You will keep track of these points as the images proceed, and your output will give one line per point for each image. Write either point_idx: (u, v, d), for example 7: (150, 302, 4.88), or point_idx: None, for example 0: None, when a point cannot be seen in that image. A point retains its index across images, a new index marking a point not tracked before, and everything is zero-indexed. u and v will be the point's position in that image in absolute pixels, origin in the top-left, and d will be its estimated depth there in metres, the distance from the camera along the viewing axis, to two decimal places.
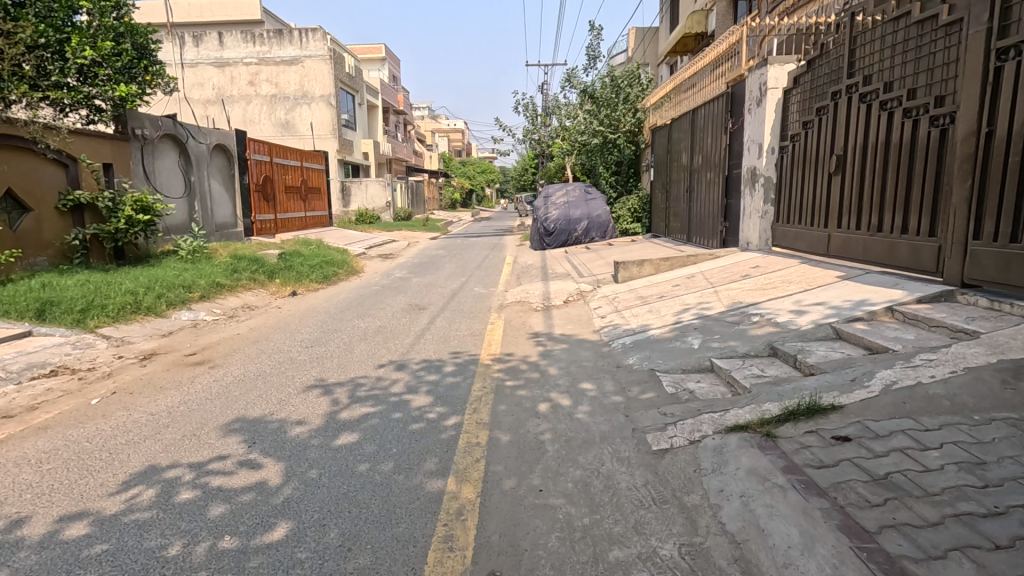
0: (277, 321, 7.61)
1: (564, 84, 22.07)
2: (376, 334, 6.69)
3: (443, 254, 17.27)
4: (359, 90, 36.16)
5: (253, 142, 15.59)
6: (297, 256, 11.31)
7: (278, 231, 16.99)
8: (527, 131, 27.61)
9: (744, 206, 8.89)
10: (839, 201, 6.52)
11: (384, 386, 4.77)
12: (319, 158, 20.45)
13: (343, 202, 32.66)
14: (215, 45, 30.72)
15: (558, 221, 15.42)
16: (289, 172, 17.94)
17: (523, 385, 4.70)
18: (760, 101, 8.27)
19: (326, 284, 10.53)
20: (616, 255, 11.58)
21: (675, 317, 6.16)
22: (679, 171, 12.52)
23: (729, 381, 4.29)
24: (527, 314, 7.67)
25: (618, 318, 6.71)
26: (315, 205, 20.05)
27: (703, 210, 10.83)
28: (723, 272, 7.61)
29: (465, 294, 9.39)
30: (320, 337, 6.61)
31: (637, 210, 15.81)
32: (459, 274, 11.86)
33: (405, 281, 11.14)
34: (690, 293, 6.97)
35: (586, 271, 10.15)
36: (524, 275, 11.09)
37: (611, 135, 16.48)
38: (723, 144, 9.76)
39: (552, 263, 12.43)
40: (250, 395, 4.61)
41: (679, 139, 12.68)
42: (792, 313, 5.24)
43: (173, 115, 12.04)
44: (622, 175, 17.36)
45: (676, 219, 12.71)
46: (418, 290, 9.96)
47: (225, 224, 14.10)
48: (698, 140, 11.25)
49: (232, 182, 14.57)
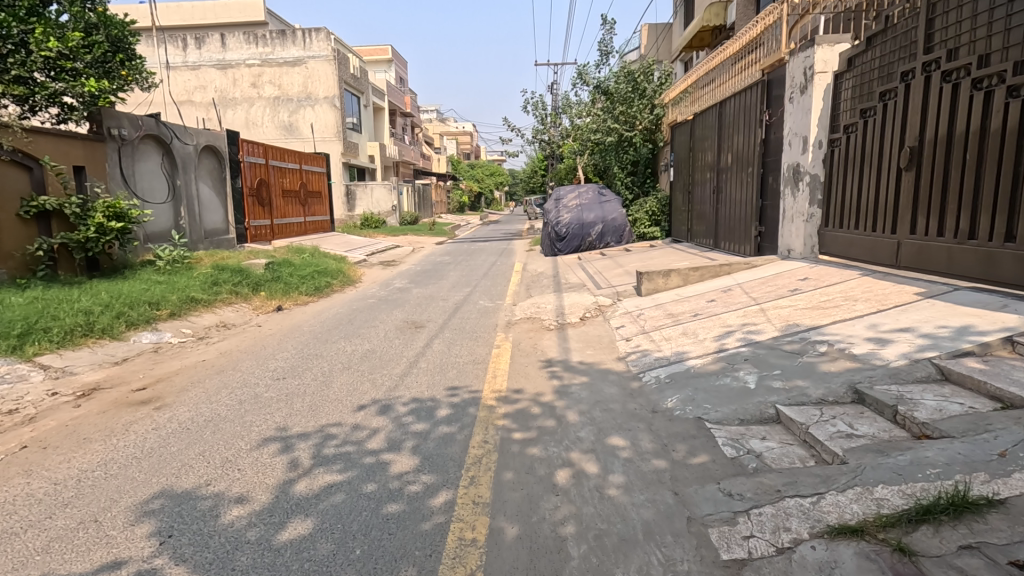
0: (252, 343, 6.67)
1: (575, 82, 21.13)
2: (361, 360, 5.71)
3: (448, 260, 16.31)
4: (365, 92, 35.46)
5: (247, 144, 14.78)
6: (287, 265, 10.40)
7: (275, 236, 16.17)
8: (537, 131, 26.66)
9: (784, 208, 7.83)
10: (911, 202, 5.46)
11: (359, 440, 3.78)
12: (319, 160, 19.61)
13: (348, 206, 31.90)
14: (217, 47, 30.20)
15: (570, 225, 14.40)
16: (287, 176, 17.11)
17: (535, 440, 3.68)
18: (805, 88, 7.22)
19: (317, 297, 9.60)
20: (636, 263, 10.55)
21: (716, 343, 5.12)
22: (704, 170, 11.46)
23: (806, 440, 3.25)
24: (538, 334, 6.66)
25: (646, 341, 5.67)
26: (315, 209, 19.22)
27: (733, 213, 9.78)
28: (766, 285, 6.55)
29: (468, 309, 8.41)
30: (296, 365, 5.64)
31: (656, 213, 14.77)
32: (464, 284, 10.90)
33: (405, 293, 10.20)
34: (731, 312, 5.92)
35: (605, 281, 9.13)
36: (534, 286, 10.12)
37: (627, 133, 15.45)
38: (756, 138, 8.69)
39: (564, 272, 11.42)
40: (188, 453, 3.64)
41: (703, 135, 11.63)
42: (872, 342, 4.18)
43: (157, 115, 11.18)
44: (639, 176, 16.29)
45: (701, 223, 11.66)
46: (417, 304, 9.02)
47: (214, 230, 13.28)
48: (725, 135, 10.21)
49: (222, 186, 13.73)
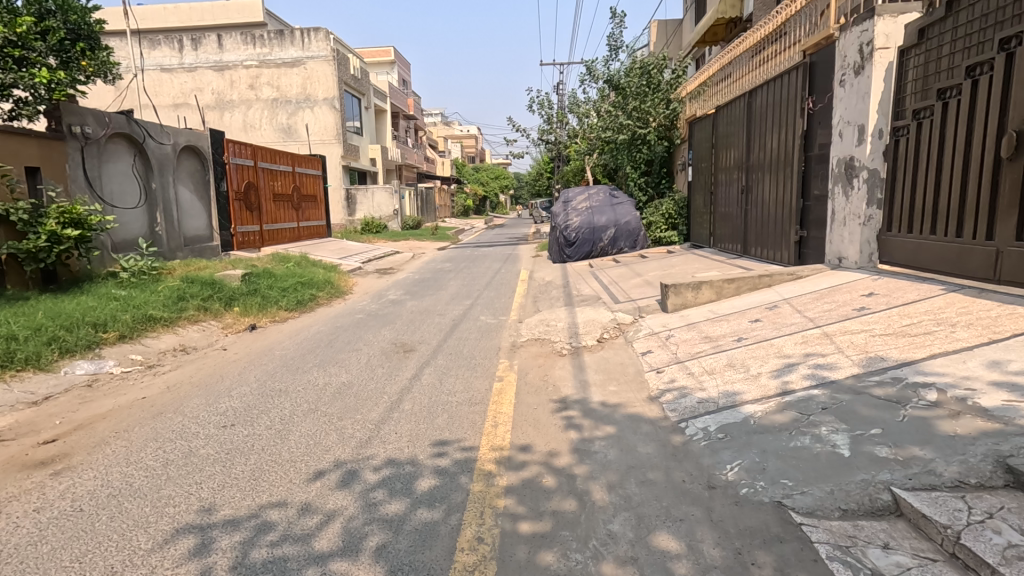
0: (211, 372, 5.65)
1: (584, 79, 20.09)
2: (333, 399, 4.67)
3: (449, 268, 15.28)
4: (366, 93, 34.60)
5: (233, 145, 13.83)
6: (268, 275, 9.39)
7: (265, 243, 15.19)
8: (543, 132, 25.61)
9: (833, 210, 6.74)
10: (1014, 200, 4.38)
11: (305, 534, 2.73)
12: (314, 163, 18.66)
13: (349, 210, 31.00)
14: (214, 48, 29.46)
15: (580, 230, 13.36)
16: (278, 179, 16.15)
17: (550, 538, 2.62)
18: (860, 68, 6.14)
19: (299, 312, 8.58)
20: (656, 272, 9.47)
21: (777, 380, 4.03)
22: (729, 169, 10.39)
23: (958, 556, 2.17)
24: (549, 361, 5.59)
25: (683, 375, 4.59)
26: (309, 214, 18.26)
27: (766, 216, 8.68)
28: (821, 302, 5.47)
29: (467, 327, 7.36)
30: (252, 405, 4.61)
31: (673, 216, 13.57)
32: (464, 296, 9.86)
33: (398, 306, 9.17)
34: (786, 336, 4.83)
35: (622, 294, 8.07)
36: (541, 298, 9.06)
37: (640, 130, 14.33)
38: (796, 130, 7.59)
39: (576, 281, 10.36)
40: (63, 556, 2.60)
41: (727, 130, 10.57)
42: (1005, 390, 3.09)
43: (129, 111, 10.24)
44: (654, 176, 15.05)
45: (725, 228, 10.58)
46: (411, 320, 7.99)
47: (195, 237, 12.31)
48: (755, 129, 9.13)
49: (204, 190, 12.76)
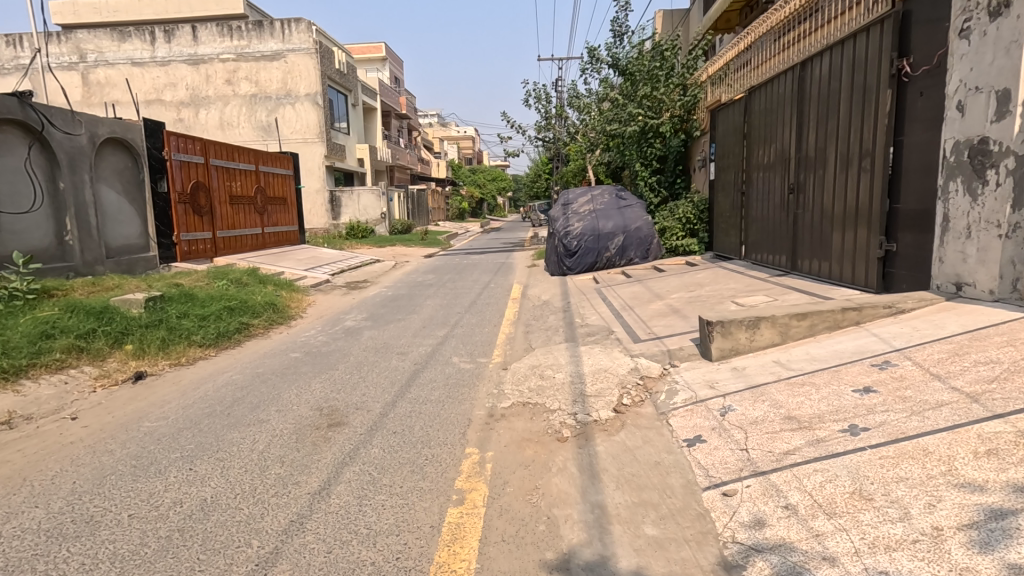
0: (16, 468, 3.65)
1: (585, 69, 18.21)
2: (159, 552, 2.66)
3: (432, 280, 13.28)
4: (354, 89, 32.72)
5: (176, 137, 11.80)
6: (189, 299, 7.37)
7: (219, 252, 13.17)
8: (540, 129, 23.75)
9: (945, 216, 4.76)
10: None
11: None
12: (283, 161, 16.67)
13: (333, 214, 29.06)
14: (189, 41, 27.63)
15: (583, 237, 11.37)
16: (237, 178, 14.15)
17: None
18: (1001, 7, 4.16)
19: (218, 349, 6.58)
20: (681, 293, 7.47)
21: (991, 562, 2.02)
22: (767, 163, 8.46)
23: None
24: (543, 454, 3.59)
25: (782, 515, 2.57)
26: (277, 219, 16.27)
27: (827, 224, 6.71)
28: (971, 361, 3.47)
29: (431, 376, 5.38)
30: (7, 569, 2.58)
31: (692, 220, 11.54)
32: (438, 322, 7.90)
33: (351, 339, 7.19)
34: (944, 432, 2.83)
35: (641, 327, 6.09)
36: (533, 328, 7.08)
37: (652, 120, 12.28)
38: (880, 106, 5.60)
39: (579, 303, 8.36)
40: None
41: (765, 116, 8.61)
42: None
43: (23, 92, 8.22)
44: (667, 175, 12.92)
45: (764, 236, 8.65)
46: (359, 363, 5.99)
47: (123, 247, 10.32)
48: (806, 113, 7.18)
49: (137, 191, 10.75)
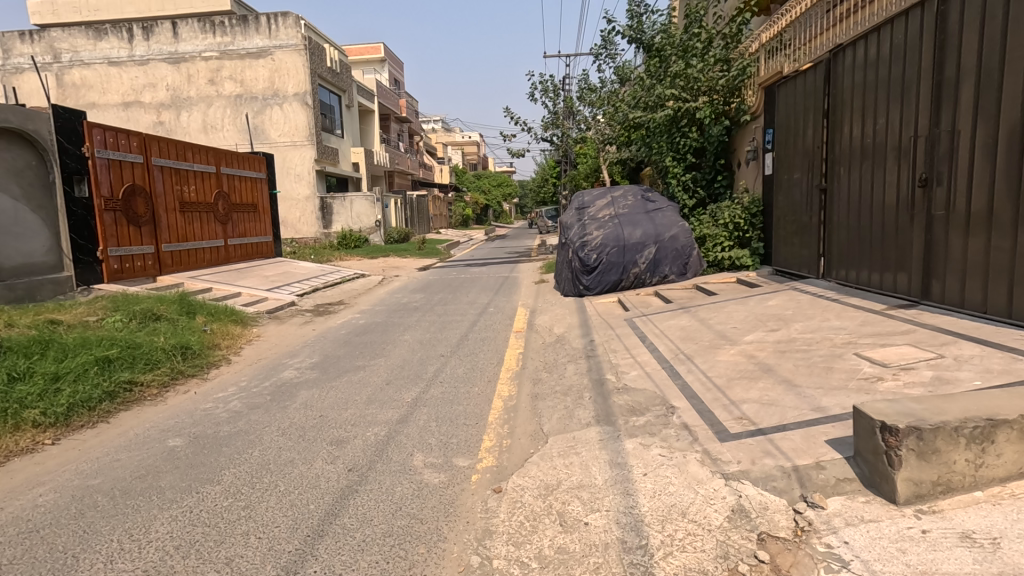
0: None
1: (600, 53, 16.04)
2: None
3: (421, 300, 10.98)
4: (348, 89, 30.76)
5: (102, 131, 9.60)
6: (47, 348, 5.11)
7: (163, 269, 10.97)
8: (547, 126, 21.53)
9: None
10: None
11: None
12: (253, 162, 14.49)
13: (324, 222, 26.87)
14: (169, 38, 25.72)
15: (604, 249, 9.05)
16: (190, 181, 11.97)
17: None
18: None
19: (63, 433, 4.28)
20: (761, 334, 5.13)
21: None
22: (867, 148, 6.08)
23: None
24: None
25: None
26: (245, 228, 14.07)
27: (998, 231, 4.33)
28: None
29: (366, 510, 3.07)
30: None
31: (741, 226, 9.15)
32: (409, 375, 5.60)
33: (276, 406, 4.90)
34: None
35: (720, 404, 3.75)
36: (544, 394, 4.75)
37: (687, 103, 9.98)
38: None
39: (606, 343, 6.04)
40: None
41: (858, 83, 6.27)
42: None
43: None
44: (705, 171, 10.47)
45: (860, 249, 6.25)
46: (262, 464, 3.69)
47: (20, 267, 8.10)
48: (946, 69, 4.82)
49: (44, 195, 8.54)
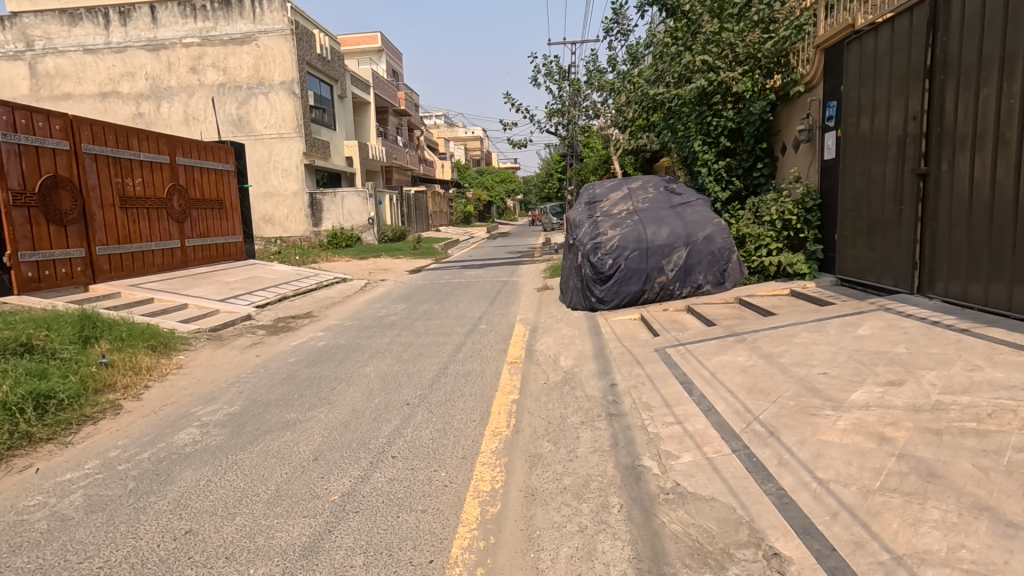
0: None
1: (612, 28, 14.25)
2: None
3: (401, 313, 9.22)
4: (341, 79, 29.06)
5: (10, 110, 7.90)
6: None
7: (97, 277, 9.29)
8: (552, 115, 19.73)
9: None
10: None
11: None
12: (219, 152, 12.79)
13: (314, 220, 25.25)
14: (147, 24, 24.05)
15: (621, 253, 7.26)
16: (134, 172, 10.27)
17: None
18: None
19: None
20: (878, 390, 3.36)
21: None
22: (1010, 115, 4.29)
23: None
24: None
25: None
26: (207, 227, 12.37)
27: None
28: None
29: None
30: None
31: (792, 223, 7.35)
32: (352, 444, 3.86)
33: (130, 506, 3.15)
34: None
35: (875, 565, 1.99)
36: (546, 493, 2.99)
37: (722, 74, 8.20)
38: None
39: (635, 390, 4.28)
40: None
41: (988, 25, 4.49)
42: None
43: None
44: (741, 157, 8.64)
45: (992, 257, 4.48)
46: None
47: None
48: None
49: None
